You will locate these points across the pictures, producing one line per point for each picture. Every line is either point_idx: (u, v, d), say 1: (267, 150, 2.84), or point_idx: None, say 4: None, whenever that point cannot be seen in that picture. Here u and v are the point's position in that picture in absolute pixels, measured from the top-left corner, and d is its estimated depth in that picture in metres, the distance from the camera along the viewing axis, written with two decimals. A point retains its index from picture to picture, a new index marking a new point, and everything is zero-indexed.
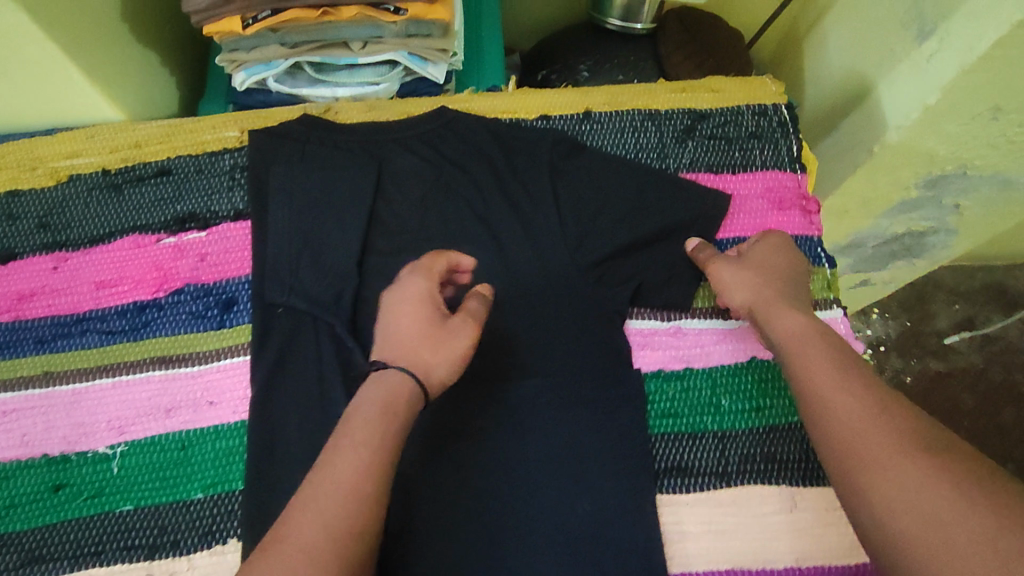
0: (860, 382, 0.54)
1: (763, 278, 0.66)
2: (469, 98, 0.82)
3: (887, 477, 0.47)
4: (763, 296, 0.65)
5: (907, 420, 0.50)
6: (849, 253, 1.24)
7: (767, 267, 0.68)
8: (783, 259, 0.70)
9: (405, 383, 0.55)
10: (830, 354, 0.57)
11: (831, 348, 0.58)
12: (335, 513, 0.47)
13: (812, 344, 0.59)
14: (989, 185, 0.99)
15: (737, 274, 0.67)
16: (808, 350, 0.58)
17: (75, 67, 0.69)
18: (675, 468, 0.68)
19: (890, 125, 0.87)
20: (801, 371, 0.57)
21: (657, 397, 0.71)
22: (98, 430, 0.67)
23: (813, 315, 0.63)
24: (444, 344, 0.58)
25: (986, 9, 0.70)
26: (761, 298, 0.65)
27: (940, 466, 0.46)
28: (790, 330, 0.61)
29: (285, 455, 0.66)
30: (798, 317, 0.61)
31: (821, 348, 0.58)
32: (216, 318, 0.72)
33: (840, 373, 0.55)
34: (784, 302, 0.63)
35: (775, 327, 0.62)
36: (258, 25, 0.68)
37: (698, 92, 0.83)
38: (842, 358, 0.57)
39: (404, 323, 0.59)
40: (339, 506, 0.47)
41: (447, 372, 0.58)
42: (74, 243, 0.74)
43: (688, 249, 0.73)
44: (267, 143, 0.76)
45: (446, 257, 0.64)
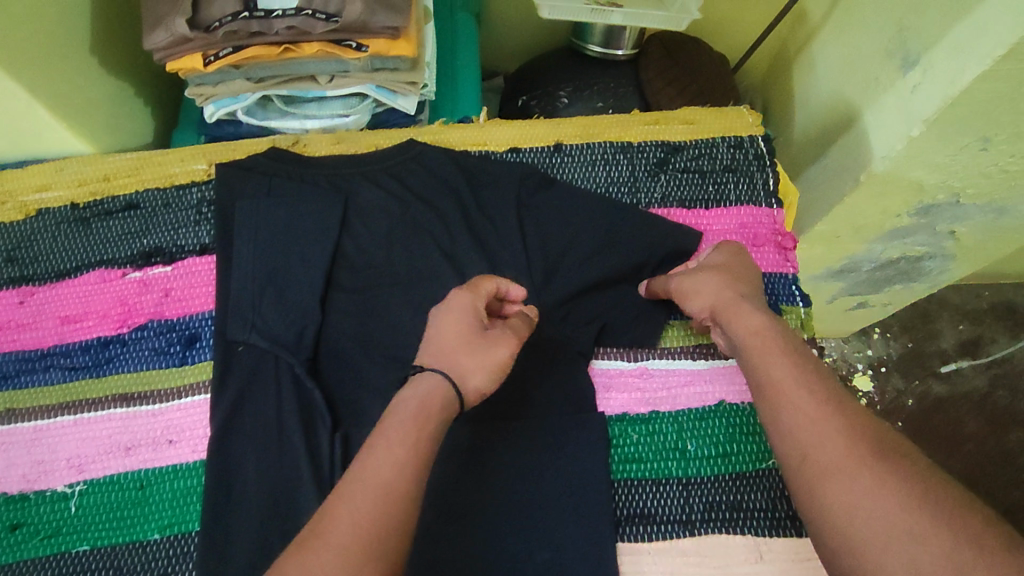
0: (824, 387, 0.51)
1: (722, 282, 0.64)
2: (441, 130, 0.81)
3: (862, 505, 0.43)
4: (723, 298, 0.62)
5: (881, 446, 0.47)
6: (842, 277, 1.13)
7: (727, 271, 0.66)
8: (745, 262, 0.68)
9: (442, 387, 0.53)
10: (791, 354, 0.54)
11: (788, 347, 0.55)
12: (367, 513, 0.44)
13: (770, 345, 0.56)
14: (984, 214, 0.90)
15: (696, 281, 0.65)
16: (768, 352, 0.55)
17: (43, 106, 0.69)
18: (637, 515, 0.67)
19: (876, 153, 0.81)
20: (763, 375, 0.54)
21: (621, 441, 0.69)
22: (57, 468, 0.67)
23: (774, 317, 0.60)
24: (482, 354, 0.56)
25: (969, 43, 0.67)
26: (721, 300, 0.62)
27: (913, 499, 0.43)
28: (749, 329, 0.58)
29: (241, 497, 0.65)
30: (755, 316, 0.59)
31: (781, 349, 0.55)
32: (179, 355, 0.71)
33: (798, 372, 0.52)
34: (743, 303, 0.61)
35: (734, 331, 0.59)
36: (219, 63, 0.67)
37: (672, 124, 0.82)
38: (802, 361, 0.54)
39: (448, 330, 0.58)
40: (374, 503, 0.44)
41: (481, 382, 0.56)
42: (40, 278, 0.74)
43: (642, 289, 0.73)
44: (233, 177, 0.76)
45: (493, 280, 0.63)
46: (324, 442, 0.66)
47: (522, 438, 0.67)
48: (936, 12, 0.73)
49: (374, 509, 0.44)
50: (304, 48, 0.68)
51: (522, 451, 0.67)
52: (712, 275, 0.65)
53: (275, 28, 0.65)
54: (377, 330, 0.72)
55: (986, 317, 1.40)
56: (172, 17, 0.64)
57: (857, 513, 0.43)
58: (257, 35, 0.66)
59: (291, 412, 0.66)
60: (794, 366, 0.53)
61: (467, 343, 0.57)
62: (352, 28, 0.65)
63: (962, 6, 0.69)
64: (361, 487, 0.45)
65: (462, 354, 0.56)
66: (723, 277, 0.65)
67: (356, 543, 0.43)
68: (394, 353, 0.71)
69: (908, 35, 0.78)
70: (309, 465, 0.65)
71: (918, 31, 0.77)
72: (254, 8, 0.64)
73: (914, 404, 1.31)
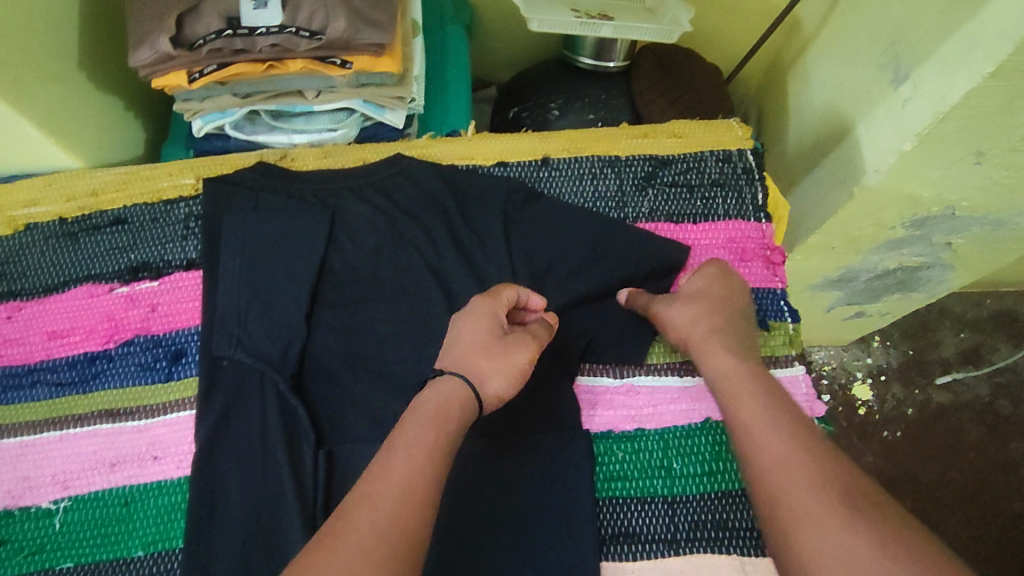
0: (794, 435, 0.54)
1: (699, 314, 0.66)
2: (428, 143, 0.81)
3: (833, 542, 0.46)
4: (698, 336, 0.65)
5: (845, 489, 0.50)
6: (839, 287, 1.08)
7: (705, 301, 0.67)
8: (723, 288, 0.69)
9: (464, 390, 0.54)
10: (758, 398, 0.57)
11: (760, 391, 0.58)
12: (394, 510, 0.46)
13: (741, 387, 0.59)
14: (980, 224, 0.87)
15: (672, 314, 0.67)
16: (738, 393, 0.59)
17: (32, 124, 0.69)
18: (621, 534, 0.66)
19: (868, 167, 0.79)
20: (732, 419, 0.57)
21: (606, 459, 0.69)
22: (43, 485, 0.67)
23: (748, 354, 0.63)
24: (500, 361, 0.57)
25: (959, 58, 0.66)
26: (695, 339, 0.65)
27: (879, 545, 0.45)
28: (721, 372, 0.61)
29: (224, 515, 0.64)
30: (729, 358, 0.62)
31: (752, 390, 0.58)
32: (165, 370, 0.71)
33: (768, 420, 0.55)
34: (718, 341, 0.63)
35: (708, 370, 0.63)
36: (205, 80, 0.68)
37: (660, 137, 0.81)
38: (772, 402, 0.57)
39: (467, 333, 0.59)
40: (401, 503, 0.46)
41: (500, 387, 0.57)
42: (28, 293, 0.74)
43: (622, 301, 0.72)
44: (220, 192, 0.76)
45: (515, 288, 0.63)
46: (308, 459, 0.66)
47: (507, 455, 0.67)
48: (928, 26, 0.73)
49: (399, 512, 0.46)
50: (288, 65, 0.69)
51: (506, 469, 0.66)
52: (690, 307, 0.67)
53: (258, 45, 0.66)
54: (362, 345, 0.71)
55: (987, 325, 1.33)
56: (156, 34, 0.64)
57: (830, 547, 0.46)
58: (242, 52, 0.66)
59: (275, 429, 0.66)
60: (760, 410, 0.56)
61: (487, 348, 0.58)
62: (336, 45, 0.66)
63: (953, 20, 0.68)
64: (383, 493, 0.46)
65: (483, 358, 0.57)
66: (700, 309, 0.66)
67: (382, 542, 0.44)
68: (379, 368, 0.71)
69: (900, 49, 0.78)
70: (292, 483, 0.64)
71: (910, 44, 0.76)
72: (238, 25, 0.65)
73: (914, 414, 1.24)
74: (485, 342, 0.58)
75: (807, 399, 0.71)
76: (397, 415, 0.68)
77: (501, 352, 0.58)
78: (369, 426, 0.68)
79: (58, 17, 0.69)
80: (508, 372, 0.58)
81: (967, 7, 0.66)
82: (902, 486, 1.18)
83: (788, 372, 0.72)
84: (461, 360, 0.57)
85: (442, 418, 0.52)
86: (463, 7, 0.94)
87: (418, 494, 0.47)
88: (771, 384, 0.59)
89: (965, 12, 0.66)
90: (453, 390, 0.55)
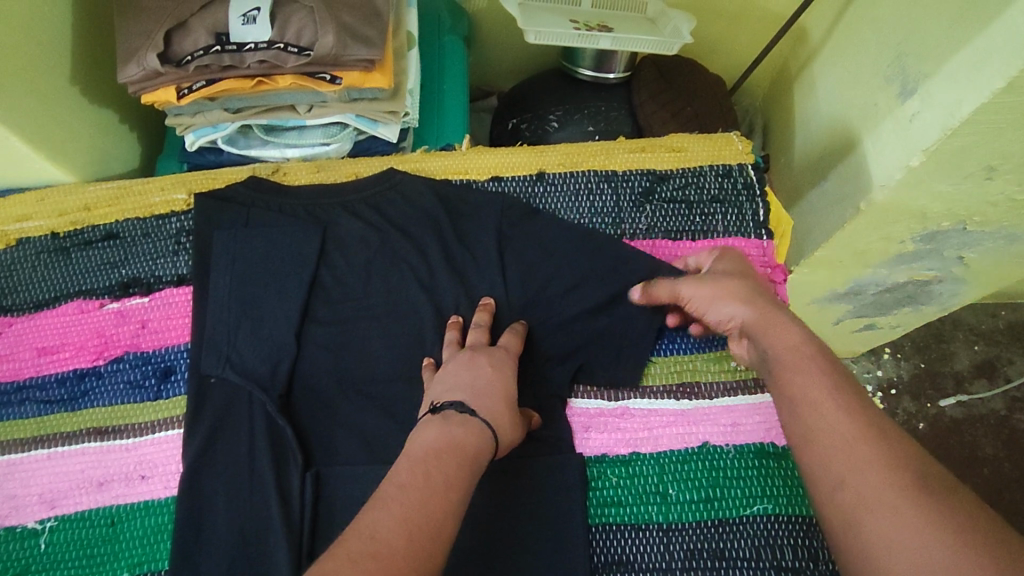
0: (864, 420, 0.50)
1: (751, 292, 0.62)
2: (421, 158, 0.80)
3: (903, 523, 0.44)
4: (757, 312, 0.60)
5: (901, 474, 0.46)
6: (847, 300, 1.04)
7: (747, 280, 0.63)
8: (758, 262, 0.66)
9: (469, 426, 0.54)
10: (824, 375, 0.53)
11: (825, 370, 0.54)
12: (401, 533, 0.44)
13: (811, 363, 0.55)
14: (995, 240, 0.83)
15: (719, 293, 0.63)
16: (808, 372, 0.54)
17: (22, 139, 0.68)
18: (615, 562, 0.64)
19: (877, 182, 0.76)
20: (796, 404, 0.53)
21: (600, 484, 0.67)
22: (29, 504, 0.66)
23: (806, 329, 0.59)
24: (492, 406, 0.57)
25: (969, 74, 0.63)
26: (757, 317, 0.60)
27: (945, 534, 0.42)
28: (787, 346, 0.56)
29: (209, 537, 0.63)
30: (790, 333, 0.57)
31: (821, 369, 0.54)
32: (153, 389, 0.70)
33: (838, 402, 0.51)
34: (776, 317, 0.59)
35: (770, 345, 0.58)
36: (193, 95, 0.69)
37: (657, 152, 0.80)
38: (835, 383, 0.53)
39: (480, 381, 0.59)
40: (422, 525, 0.45)
41: (489, 418, 0.56)
42: (19, 309, 0.74)
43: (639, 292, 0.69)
44: (211, 207, 0.75)
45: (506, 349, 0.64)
46: (295, 481, 0.64)
47: (498, 478, 0.65)
48: (937, 38, 0.70)
49: (409, 532, 0.44)
50: (278, 81, 0.69)
51: (497, 492, 0.65)
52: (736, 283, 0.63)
53: (247, 61, 0.66)
54: (352, 363, 0.70)
55: (1002, 337, 1.30)
56: (144, 51, 0.65)
57: (878, 552, 0.43)
58: (230, 68, 0.67)
59: (263, 450, 0.64)
60: (833, 390, 0.52)
61: (502, 399, 0.59)
62: (325, 61, 0.66)
63: (963, 33, 0.65)
64: (394, 516, 0.45)
65: (502, 410, 0.58)
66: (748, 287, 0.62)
67: (399, 559, 0.42)
68: (369, 388, 0.69)
69: (908, 62, 0.76)
70: (278, 505, 0.62)
71: (918, 56, 0.74)
72: (226, 41, 0.65)
73: (926, 428, 1.21)
74: (495, 391, 0.59)
75: None
76: (386, 436, 0.67)
77: (508, 408, 0.59)
78: (359, 447, 0.67)
79: (52, 32, 0.69)
80: (516, 432, 0.59)
81: (977, 19, 0.64)
82: None
83: None
84: (476, 400, 0.57)
85: (464, 454, 0.52)
86: (461, 18, 0.93)
87: (411, 533, 0.44)
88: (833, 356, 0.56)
89: (976, 25, 0.64)
90: (477, 432, 0.54)
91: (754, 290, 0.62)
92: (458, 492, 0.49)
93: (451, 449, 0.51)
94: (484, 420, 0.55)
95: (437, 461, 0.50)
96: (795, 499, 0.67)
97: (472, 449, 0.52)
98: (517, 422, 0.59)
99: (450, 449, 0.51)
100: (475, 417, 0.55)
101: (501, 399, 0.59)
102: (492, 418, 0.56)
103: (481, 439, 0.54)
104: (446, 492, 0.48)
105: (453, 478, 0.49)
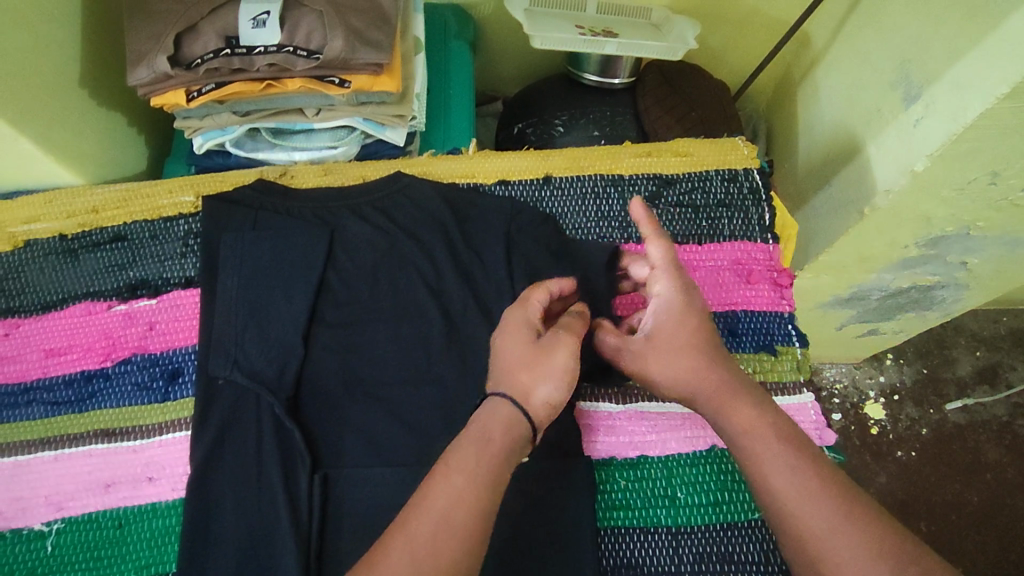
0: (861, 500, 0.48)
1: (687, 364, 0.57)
2: (429, 161, 0.80)
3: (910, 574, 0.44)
4: (710, 391, 0.56)
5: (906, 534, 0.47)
6: (850, 305, 1.04)
7: (699, 343, 0.57)
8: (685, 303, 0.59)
9: (493, 412, 0.53)
10: (788, 458, 0.51)
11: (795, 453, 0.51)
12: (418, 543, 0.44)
13: (772, 450, 0.51)
14: (998, 245, 0.83)
15: (659, 367, 0.58)
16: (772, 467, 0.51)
17: (33, 142, 0.69)
18: (625, 566, 0.64)
19: (880, 187, 0.77)
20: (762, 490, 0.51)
21: (609, 487, 0.67)
22: (35, 506, 0.66)
23: (757, 397, 0.55)
24: (510, 383, 0.54)
25: (974, 79, 0.63)
26: (703, 394, 0.56)
27: None
28: (740, 431, 0.53)
29: (216, 540, 0.63)
30: (743, 417, 0.54)
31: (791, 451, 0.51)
32: (161, 391, 0.70)
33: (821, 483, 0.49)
34: (733, 395, 0.55)
35: (725, 428, 0.54)
36: (202, 98, 0.69)
37: (664, 156, 0.80)
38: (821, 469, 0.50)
39: (499, 365, 0.56)
40: (437, 529, 0.45)
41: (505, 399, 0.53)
42: (27, 310, 0.74)
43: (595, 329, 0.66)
44: (219, 210, 0.75)
45: (523, 311, 0.60)
46: (304, 484, 0.63)
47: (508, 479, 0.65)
48: (942, 45, 0.71)
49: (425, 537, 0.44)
50: (287, 84, 0.69)
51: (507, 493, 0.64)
52: (687, 351, 0.57)
53: (256, 64, 0.66)
54: (359, 366, 0.70)
55: (1004, 342, 1.30)
56: (154, 54, 0.65)
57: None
58: (240, 71, 0.67)
59: (271, 452, 0.64)
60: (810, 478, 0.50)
61: (521, 366, 0.55)
62: (334, 65, 0.67)
63: (967, 39, 0.66)
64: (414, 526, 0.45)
65: (545, 365, 0.55)
66: (704, 353, 0.57)
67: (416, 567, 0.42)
68: (376, 390, 0.69)
69: (911, 68, 0.76)
70: (287, 509, 0.62)
71: (922, 63, 0.74)
72: (236, 44, 0.66)
73: (928, 434, 1.21)
74: (510, 364, 0.56)
75: (815, 427, 0.70)
76: (396, 439, 0.66)
77: (547, 355, 0.56)
78: (367, 449, 0.66)
79: (62, 36, 0.69)
80: (566, 347, 0.57)
81: (983, 24, 0.64)
82: (915, 507, 1.15)
83: (796, 400, 0.71)
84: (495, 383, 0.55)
85: None
86: (466, 22, 0.94)
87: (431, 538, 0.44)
88: (802, 437, 0.52)
89: (980, 31, 0.64)
90: (540, 409, 0.54)
91: (713, 357, 0.57)
92: (486, 488, 0.48)
93: (473, 441, 0.50)
94: (530, 403, 0.54)
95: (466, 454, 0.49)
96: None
97: (497, 440, 0.51)
98: (560, 351, 0.57)
99: (470, 441, 0.50)
100: (504, 403, 0.53)
101: (535, 360, 0.56)
102: (527, 398, 0.54)
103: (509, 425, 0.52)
104: (474, 487, 0.47)
105: (478, 472, 0.48)
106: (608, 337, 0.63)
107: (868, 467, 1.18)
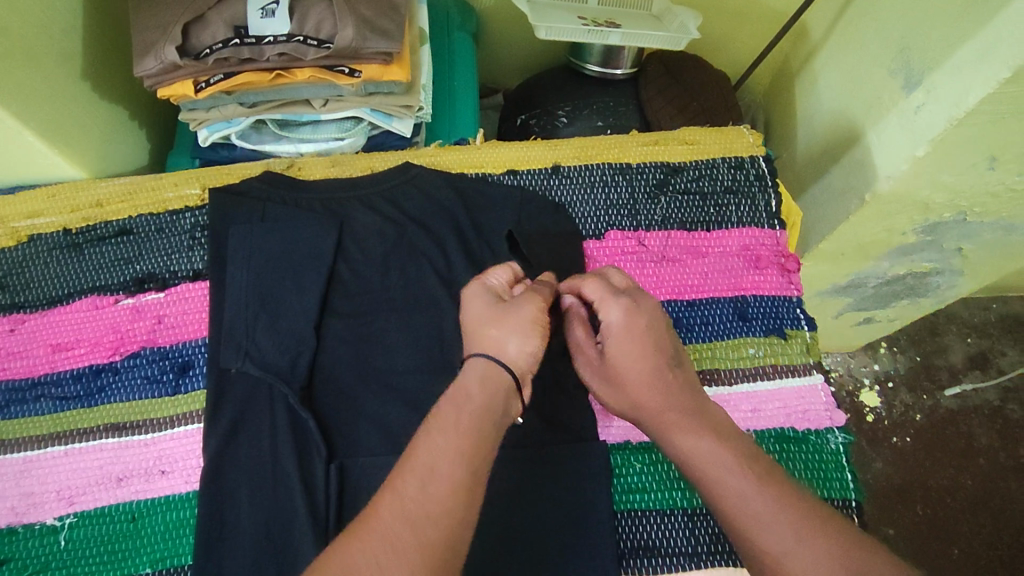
0: None
1: (631, 390, 0.58)
2: (437, 152, 0.80)
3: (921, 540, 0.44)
4: (655, 415, 0.56)
5: None
6: (847, 294, 1.05)
7: (644, 369, 0.58)
8: (626, 338, 0.59)
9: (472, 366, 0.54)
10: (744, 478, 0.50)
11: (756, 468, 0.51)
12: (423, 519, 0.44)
13: (713, 470, 0.51)
14: (993, 230, 0.84)
15: (608, 389, 0.61)
16: (725, 490, 0.50)
17: (35, 134, 0.68)
18: (641, 548, 0.65)
19: (881, 173, 0.77)
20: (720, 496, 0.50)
21: (624, 471, 0.68)
22: (47, 501, 0.66)
23: (698, 427, 0.54)
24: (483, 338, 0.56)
25: (975, 65, 0.64)
26: (652, 420, 0.57)
27: None
28: (681, 454, 0.54)
29: (231, 530, 0.62)
30: (691, 445, 0.53)
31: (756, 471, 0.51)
32: (171, 384, 0.70)
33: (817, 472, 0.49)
34: (678, 419, 0.55)
35: (674, 451, 0.55)
36: (211, 88, 0.69)
37: (671, 145, 0.81)
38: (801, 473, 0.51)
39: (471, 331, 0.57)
40: (445, 502, 0.44)
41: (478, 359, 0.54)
42: (32, 305, 0.73)
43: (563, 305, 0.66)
44: (225, 202, 0.75)
45: (477, 284, 0.61)
46: (319, 472, 0.63)
47: (523, 465, 0.65)
48: (941, 32, 0.72)
49: (430, 511, 0.44)
50: (296, 75, 0.70)
51: (522, 478, 0.64)
52: (632, 376, 0.58)
53: (266, 53, 0.66)
54: (369, 355, 0.70)
55: (994, 329, 1.32)
56: (162, 44, 0.65)
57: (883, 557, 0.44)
58: (249, 61, 0.67)
59: (286, 443, 0.64)
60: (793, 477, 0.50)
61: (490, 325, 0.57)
62: (344, 54, 0.67)
63: (967, 26, 0.67)
64: (416, 500, 0.44)
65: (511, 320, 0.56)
66: (648, 376, 0.58)
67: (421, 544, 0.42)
68: (389, 380, 0.68)
69: (911, 57, 0.77)
70: (303, 497, 0.62)
71: (921, 51, 0.75)
72: (244, 34, 0.65)
73: (922, 420, 1.23)
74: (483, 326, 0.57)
75: (826, 408, 0.71)
76: (408, 428, 0.66)
77: (518, 310, 0.57)
78: (381, 438, 0.66)
79: (64, 27, 0.69)
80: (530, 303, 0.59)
81: (983, 11, 0.65)
82: (912, 492, 1.17)
83: (808, 382, 0.72)
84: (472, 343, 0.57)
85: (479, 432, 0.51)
86: (468, 16, 0.94)
87: (446, 513, 0.44)
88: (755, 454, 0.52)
89: (979, 17, 0.65)
90: (519, 358, 0.55)
91: (654, 381, 0.57)
92: (474, 441, 0.48)
93: (467, 405, 0.50)
94: (506, 355, 0.55)
95: (456, 418, 0.49)
96: (832, 472, 0.68)
97: (475, 394, 0.52)
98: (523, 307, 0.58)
99: (448, 400, 0.51)
100: (479, 362, 0.54)
101: (504, 317, 0.57)
102: (501, 351, 0.55)
103: (495, 386, 0.53)
104: (458, 438, 0.48)
105: (461, 429, 0.48)
106: (575, 330, 0.64)
107: (866, 453, 1.20)
